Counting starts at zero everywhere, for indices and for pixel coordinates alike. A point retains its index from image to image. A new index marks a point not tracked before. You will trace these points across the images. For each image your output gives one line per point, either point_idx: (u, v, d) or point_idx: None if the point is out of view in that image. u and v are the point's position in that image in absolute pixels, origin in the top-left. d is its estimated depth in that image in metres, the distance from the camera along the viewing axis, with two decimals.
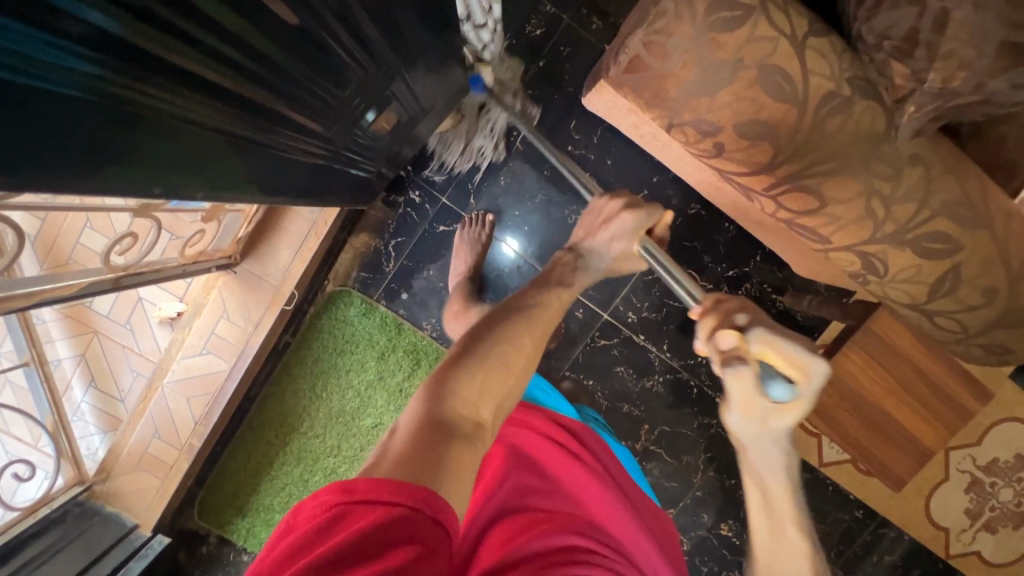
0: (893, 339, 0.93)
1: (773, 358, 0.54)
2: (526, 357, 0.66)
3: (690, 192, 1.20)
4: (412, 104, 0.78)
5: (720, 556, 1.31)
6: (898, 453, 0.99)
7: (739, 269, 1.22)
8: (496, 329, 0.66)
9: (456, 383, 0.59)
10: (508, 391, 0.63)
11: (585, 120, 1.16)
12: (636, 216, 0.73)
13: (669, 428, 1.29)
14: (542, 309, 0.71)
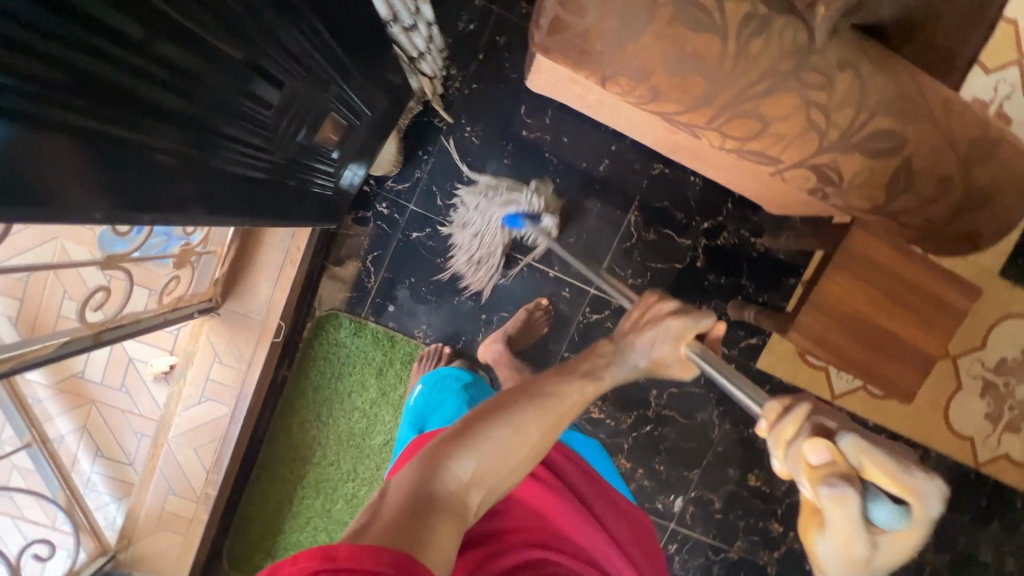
0: (871, 252, 0.94)
1: (876, 471, 0.36)
2: (532, 448, 0.57)
3: (650, 153, 1.21)
4: (356, 112, 0.80)
5: (753, 507, 1.32)
6: (903, 366, 0.98)
7: (714, 220, 1.23)
8: (508, 408, 0.57)
9: (453, 461, 0.52)
10: (506, 476, 0.55)
11: (535, 103, 1.17)
12: (682, 321, 0.63)
13: (677, 390, 1.29)
14: (562, 397, 0.60)
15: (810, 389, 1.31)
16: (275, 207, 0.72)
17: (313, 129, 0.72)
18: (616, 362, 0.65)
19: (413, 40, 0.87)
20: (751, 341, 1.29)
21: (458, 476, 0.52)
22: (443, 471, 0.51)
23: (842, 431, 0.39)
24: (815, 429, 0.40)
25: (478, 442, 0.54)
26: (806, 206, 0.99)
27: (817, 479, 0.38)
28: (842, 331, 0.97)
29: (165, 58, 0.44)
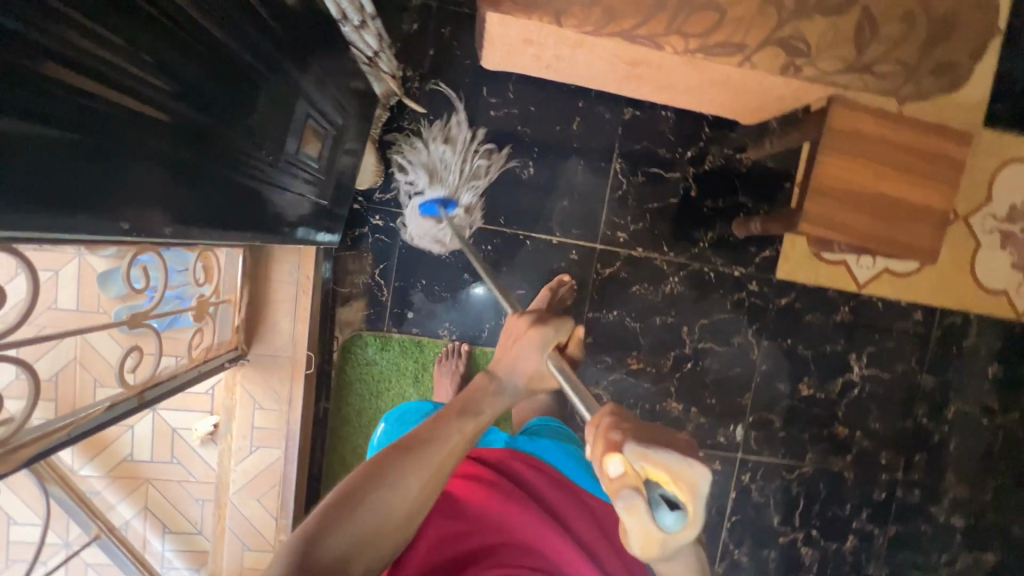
0: (856, 126, 0.96)
1: (656, 474, 0.39)
2: (411, 507, 0.56)
3: (618, 100, 1.22)
4: (325, 117, 0.82)
5: (813, 416, 1.35)
6: (918, 228, 0.99)
7: (695, 147, 1.25)
8: (381, 469, 0.55)
9: (327, 535, 0.50)
10: (390, 538, 0.55)
11: (495, 82, 1.19)
12: (542, 332, 0.62)
13: (707, 320, 1.30)
14: (444, 444, 0.58)
15: (833, 285, 1.32)
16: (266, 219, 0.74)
17: (291, 140, 0.74)
18: (495, 391, 0.63)
19: (365, 39, 0.87)
20: (764, 254, 1.30)
21: (331, 554, 0.50)
22: (314, 553, 0.49)
23: (626, 439, 0.40)
24: (608, 441, 0.42)
25: (349, 517, 0.52)
26: (783, 100, 1.00)
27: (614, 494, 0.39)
28: (849, 206, 0.98)
29: (154, 59, 0.46)
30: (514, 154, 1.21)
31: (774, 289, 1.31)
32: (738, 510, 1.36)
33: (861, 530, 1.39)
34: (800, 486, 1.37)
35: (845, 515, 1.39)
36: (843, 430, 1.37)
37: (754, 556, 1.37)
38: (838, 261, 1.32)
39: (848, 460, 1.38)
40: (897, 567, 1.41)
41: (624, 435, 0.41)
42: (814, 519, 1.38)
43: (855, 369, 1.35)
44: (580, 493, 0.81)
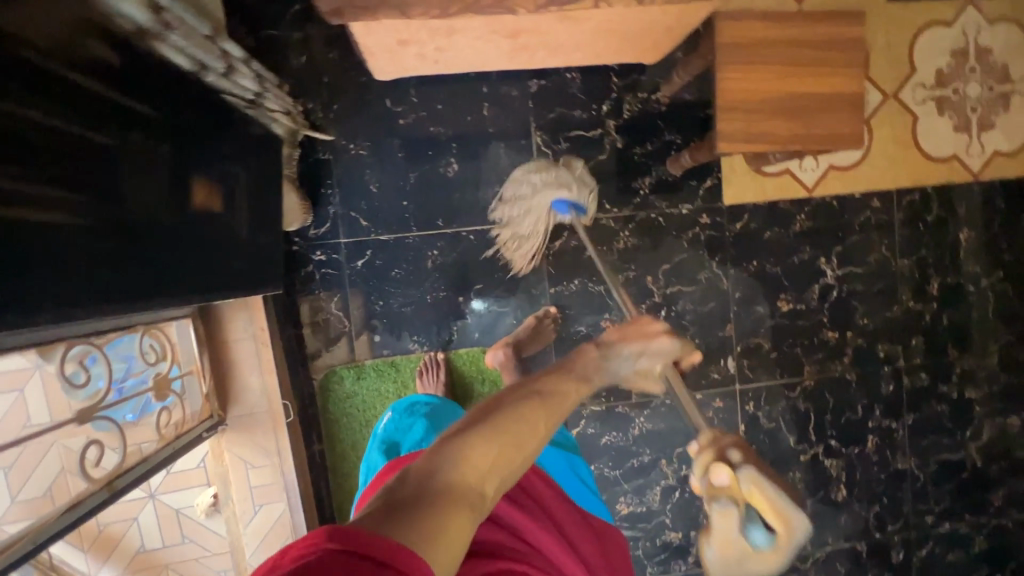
0: (747, 36, 0.95)
1: (759, 503, 0.51)
2: (535, 444, 0.58)
3: (521, 75, 1.22)
4: (232, 177, 0.84)
5: (801, 330, 1.34)
6: (838, 116, 0.99)
7: (610, 99, 1.24)
8: (514, 403, 0.58)
9: (469, 446, 0.52)
10: (517, 468, 0.56)
11: (396, 91, 1.19)
12: (673, 342, 0.71)
13: (669, 265, 1.29)
14: (567, 395, 0.63)
15: (782, 197, 1.32)
16: (198, 280, 0.76)
17: (202, 202, 0.76)
18: (603, 365, 0.69)
19: (245, 84, 0.86)
20: (706, 185, 1.29)
21: (471, 463, 0.51)
22: (458, 463, 0.51)
23: (742, 464, 0.52)
24: (724, 455, 0.53)
25: (490, 430, 0.54)
26: (670, 30, 0.99)
27: (711, 494, 0.52)
28: (769, 110, 0.97)
29: (23, 159, 0.47)
30: (435, 154, 1.21)
31: (726, 216, 1.30)
32: (753, 441, 1.36)
33: (880, 428, 1.38)
34: (807, 401, 1.36)
35: (859, 417, 1.37)
36: (834, 335, 1.36)
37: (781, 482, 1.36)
38: (781, 171, 1.31)
39: (848, 363, 1.36)
40: (926, 455, 1.40)
41: (739, 461, 0.52)
42: (830, 429, 1.37)
43: (829, 272, 1.34)
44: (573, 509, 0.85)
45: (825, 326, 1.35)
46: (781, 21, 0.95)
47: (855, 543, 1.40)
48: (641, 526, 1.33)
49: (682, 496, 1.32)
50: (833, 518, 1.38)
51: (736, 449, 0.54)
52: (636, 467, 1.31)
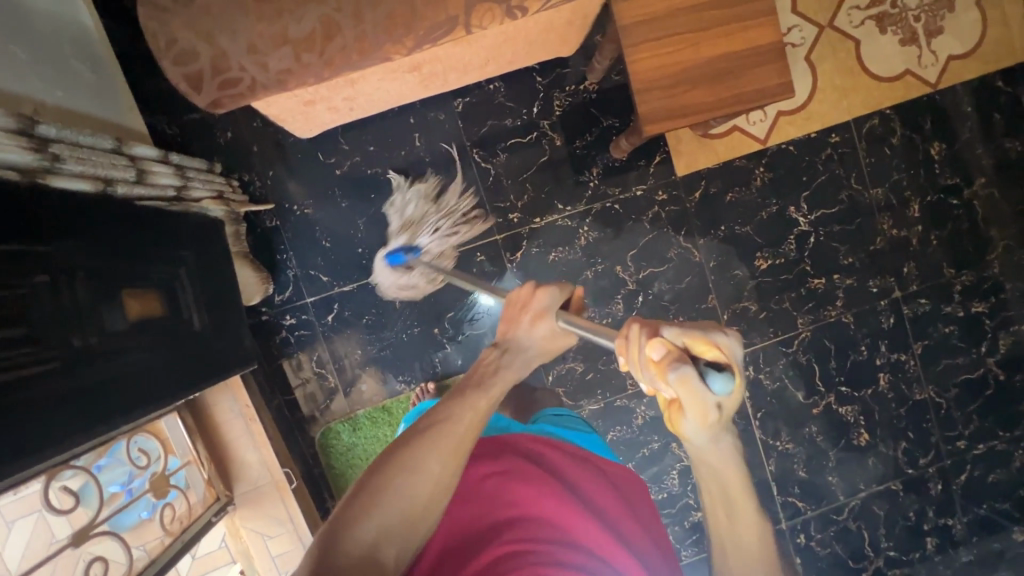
0: (648, 12, 0.92)
1: (703, 350, 0.49)
2: (435, 488, 0.55)
3: (444, 97, 1.21)
4: (176, 285, 0.87)
5: (785, 284, 1.31)
6: (760, 69, 0.95)
7: (538, 100, 1.23)
8: (405, 452, 0.56)
9: (358, 518, 0.50)
10: (417, 523, 0.53)
11: (326, 143, 1.19)
12: (549, 291, 0.72)
13: (636, 249, 1.27)
14: (460, 421, 0.61)
15: (736, 155, 1.28)
16: (162, 387, 0.79)
17: (145, 313, 0.79)
18: (504, 365, 0.69)
19: (165, 179, 0.91)
20: (656, 161, 1.27)
21: (363, 535, 0.49)
22: (345, 540, 0.48)
23: (666, 329, 0.50)
24: (645, 333, 0.52)
25: (376, 496, 0.52)
26: (571, 25, 0.97)
27: (664, 369, 0.49)
28: (688, 81, 0.94)
29: None
30: (379, 195, 1.21)
31: (683, 187, 1.28)
32: (760, 405, 1.33)
33: (890, 363, 1.34)
34: (807, 353, 1.33)
35: (865, 358, 1.34)
36: (821, 281, 1.32)
37: (799, 439, 1.33)
38: (729, 130, 1.28)
39: (841, 306, 1.33)
40: (944, 380, 1.35)
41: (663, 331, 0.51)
42: (838, 376, 1.33)
43: (801, 220, 1.30)
44: (596, 466, 0.79)
45: (809, 275, 1.31)
46: None
47: (888, 484, 1.36)
48: (666, 512, 1.32)
49: None
50: (860, 465, 1.35)
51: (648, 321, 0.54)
52: (647, 456, 1.30)
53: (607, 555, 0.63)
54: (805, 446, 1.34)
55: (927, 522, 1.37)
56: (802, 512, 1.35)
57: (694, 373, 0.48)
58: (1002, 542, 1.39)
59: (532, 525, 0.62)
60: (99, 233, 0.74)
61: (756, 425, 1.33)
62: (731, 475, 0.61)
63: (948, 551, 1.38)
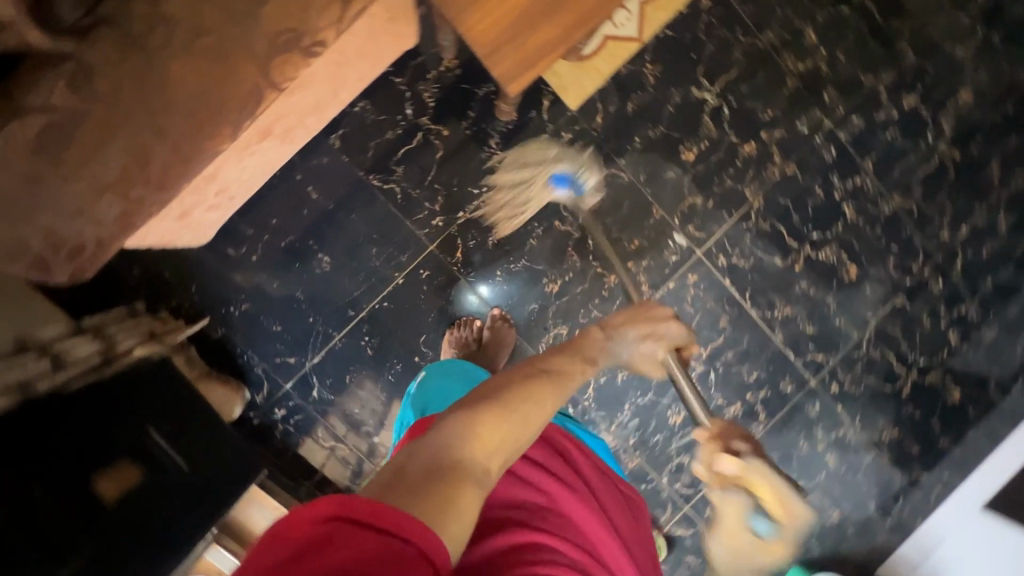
0: None
1: (762, 489, 0.72)
2: (543, 417, 0.68)
3: (318, 141, 1.18)
4: (164, 458, 0.86)
5: (719, 164, 1.29)
6: None
7: (407, 101, 1.19)
8: (525, 387, 0.69)
9: (479, 421, 0.60)
10: (521, 443, 0.64)
11: (230, 235, 1.17)
12: (678, 324, 0.93)
13: (566, 197, 1.25)
14: (568, 380, 0.76)
15: (618, 64, 1.24)
16: (184, 522, 0.86)
17: (130, 476, 0.81)
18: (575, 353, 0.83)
19: (84, 348, 0.90)
20: (546, 107, 1.23)
21: (482, 436, 0.59)
22: (469, 436, 0.58)
23: (749, 453, 0.74)
24: (733, 447, 0.75)
25: (500, 409, 0.63)
26: (393, 22, 0.94)
27: (723, 479, 0.75)
28: (534, 24, 0.90)
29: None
30: (302, 261, 1.19)
31: (583, 119, 1.24)
32: (746, 286, 1.32)
33: (848, 191, 1.33)
34: (768, 218, 1.31)
35: (823, 197, 1.32)
36: (750, 146, 1.29)
37: (794, 300, 1.33)
38: (602, 44, 1.23)
39: (781, 160, 1.30)
40: (905, 183, 1.34)
41: (751, 452, 0.74)
42: (805, 226, 1.32)
43: (708, 97, 1.27)
44: (619, 482, 0.85)
45: (737, 145, 1.29)
46: None
47: (893, 302, 1.37)
48: None
49: (718, 371, 1.34)
50: (860, 297, 1.35)
51: (739, 440, 0.76)
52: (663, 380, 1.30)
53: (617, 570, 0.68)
54: (802, 303, 1.34)
55: (943, 320, 1.38)
56: (824, 363, 1.36)
57: (739, 496, 0.75)
58: None
59: (559, 522, 0.66)
60: (51, 427, 0.76)
61: (750, 306, 1.33)
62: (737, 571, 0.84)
63: (973, 337, 1.39)
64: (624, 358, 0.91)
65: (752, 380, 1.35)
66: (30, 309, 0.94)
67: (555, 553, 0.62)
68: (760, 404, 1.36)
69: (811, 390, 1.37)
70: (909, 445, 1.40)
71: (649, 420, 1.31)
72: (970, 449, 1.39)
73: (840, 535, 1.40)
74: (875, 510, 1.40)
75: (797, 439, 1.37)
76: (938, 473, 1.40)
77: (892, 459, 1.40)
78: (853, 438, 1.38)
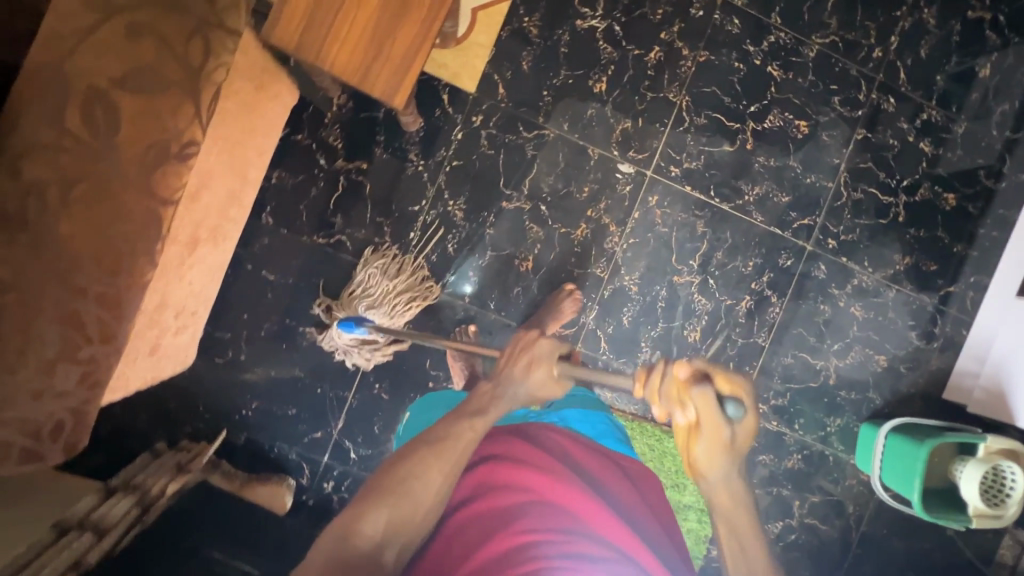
0: (305, 15, 0.87)
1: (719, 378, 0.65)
2: (434, 488, 0.76)
3: (252, 225, 1.18)
4: (219, 564, 0.86)
5: (633, 81, 1.26)
6: None
7: (317, 153, 1.18)
8: (410, 463, 0.77)
9: (367, 514, 0.71)
10: (416, 516, 0.74)
11: (211, 346, 1.18)
12: (552, 342, 0.86)
13: (503, 174, 1.24)
14: (460, 436, 0.80)
15: (497, 29, 1.21)
16: None
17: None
18: (500, 397, 0.85)
19: (120, 505, 0.91)
20: (447, 100, 1.21)
21: (368, 525, 0.70)
22: (357, 531, 0.70)
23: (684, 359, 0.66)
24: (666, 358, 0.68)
25: (381, 499, 0.73)
26: (263, 85, 0.94)
27: (686, 385, 0.64)
28: (392, 30, 0.89)
29: None
30: (288, 340, 1.20)
31: (487, 96, 1.22)
32: (709, 184, 1.30)
33: (767, 53, 1.29)
34: (702, 112, 1.28)
35: (745, 69, 1.29)
36: (656, 51, 1.26)
37: (759, 177, 1.31)
38: (473, 17, 1.18)
39: (690, 51, 1.27)
40: (818, 22, 1.30)
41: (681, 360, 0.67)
42: (741, 103, 1.29)
43: (595, 22, 1.24)
44: (610, 457, 1.00)
45: (642, 56, 1.25)
46: None
47: (855, 138, 1.33)
48: (719, 326, 1.33)
49: (715, 275, 1.31)
50: (821, 148, 1.32)
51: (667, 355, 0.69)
52: (666, 305, 1.30)
53: (606, 535, 0.82)
54: (769, 177, 1.31)
55: (909, 135, 1.35)
56: (814, 224, 1.34)
57: (708, 388, 0.63)
58: (979, 90, 1.36)
59: (545, 512, 0.82)
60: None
61: (719, 201, 1.30)
62: (742, 518, 0.69)
63: (945, 139, 1.36)
64: (523, 398, 0.85)
65: (751, 270, 1.32)
66: (58, 493, 0.96)
67: (536, 542, 0.78)
68: (768, 288, 1.33)
69: (813, 254, 1.34)
70: (926, 266, 1.38)
71: (670, 347, 1.31)
72: (983, 245, 1.39)
73: (896, 377, 1.39)
74: (919, 339, 1.39)
75: (818, 304, 1.35)
76: (965, 280, 1.39)
77: (915, 286, 1.38)
78: (870, 281, 1.37)
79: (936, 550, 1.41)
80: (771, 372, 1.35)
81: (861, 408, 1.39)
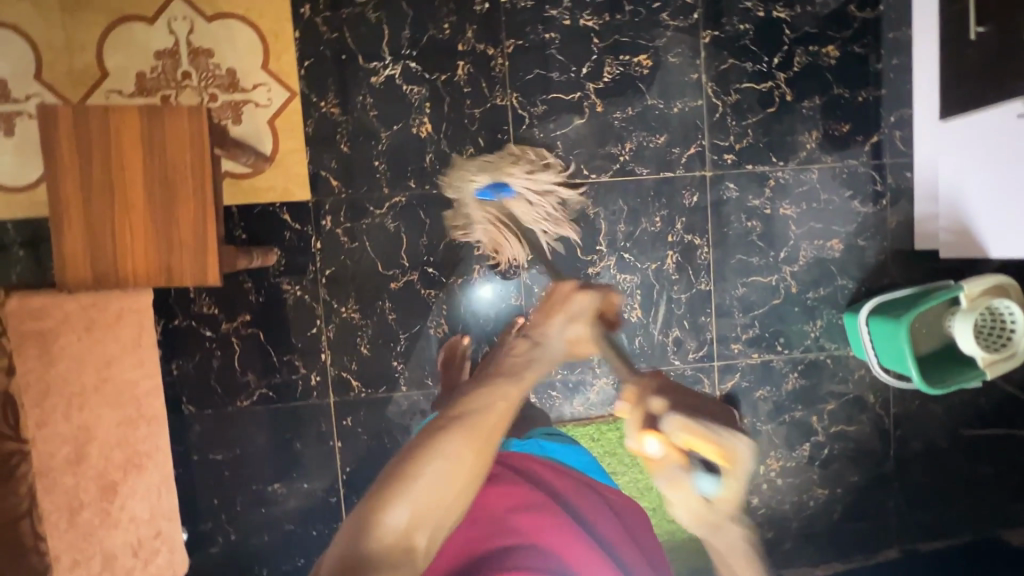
0: (97, 257, 0.87)
1: (697, 442, 0.60)
2: (471, 469, 0.51)
3: (178, 420, 1.19)
4: None
5: (454, 107, 1.19)
6: (184, 151, 0.86)
7: (200, 329, 1.18)
8: (437, 434, 0.51)
9: (388, 499, 0.47)
10: (453, 507, 0.50)
11: (202, 541, 1.21)
12: (591, 293, 0.67)
13: (376, 257, 1.20)
14: (491, 408, 0.54)
15: (301, 128, 1.16)
16: None
17: None
18: (539, 353, 0.62)
19: None
20: (291, 217, 1.18)
21: (391, 524, 0.46)
22: (376, 525, 0.46)
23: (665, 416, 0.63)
24: (648, 406, 0.64)
25: (413, 474, 0.48)
26: (94, 325, 0.90)
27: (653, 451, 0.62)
28: (169, 216, 0.87)
29: None
30: (265, 503, 1.22)
31: (324, 196, 1.18)
32: (579, 164, 1.22)
33: (573, 8, 1.19)
34: (537, 99, 1.20)
35: (558, 35, 1.19)
36: (461, 66, 1.18)
37: (624, 132, 1.22)
38: (272, 130, 1.16)
39: (495, 47, 1.18)
40: None
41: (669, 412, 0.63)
42: (571, 72, 1.20)
43: (389, 71, 1.17)
44: (597, 492, 0.82)
45: (451, 79, 1.18)
46: (79, 214, 0.85)
47: (703, 44, 1.22)
48: (656, 293, 1.26)
49: (628, 248, 1.24)
50: (673, 72, 1.22)
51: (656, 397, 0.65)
52: None
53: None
54: (635, 128, 1.22)
55: (758, 10, 1.23)
56: (703, 149, 1.24)
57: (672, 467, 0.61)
58: None
59: (535, 556, 0.64)
60: None
61: (597, 175, 1.23)
62: None
63: None
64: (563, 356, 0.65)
65: (661, 225, 1.25)
66: None
67: None
68: (687, 233, 1.25)
69: (716, 177, 1.25)
70: (838, 128, 1.26)
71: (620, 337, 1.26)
72: (889, 79, 1.26)
73: (860, 252, 1.29)
74: (867, 205, 1.28)
75: (745, 224, 1.27)
76: (887, 122, 1.27)
77: (835, 155, 1.27)
78: (788, 176, 1.26)
79: (977, 397, 1.33)
80: (729, 310, 1.28)
81: (837, 299, 1.30)
